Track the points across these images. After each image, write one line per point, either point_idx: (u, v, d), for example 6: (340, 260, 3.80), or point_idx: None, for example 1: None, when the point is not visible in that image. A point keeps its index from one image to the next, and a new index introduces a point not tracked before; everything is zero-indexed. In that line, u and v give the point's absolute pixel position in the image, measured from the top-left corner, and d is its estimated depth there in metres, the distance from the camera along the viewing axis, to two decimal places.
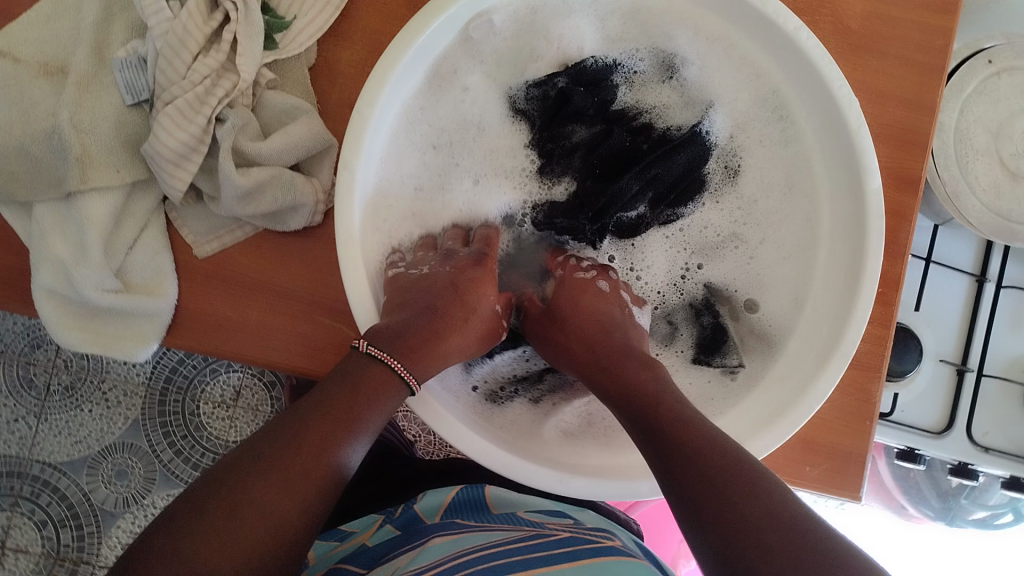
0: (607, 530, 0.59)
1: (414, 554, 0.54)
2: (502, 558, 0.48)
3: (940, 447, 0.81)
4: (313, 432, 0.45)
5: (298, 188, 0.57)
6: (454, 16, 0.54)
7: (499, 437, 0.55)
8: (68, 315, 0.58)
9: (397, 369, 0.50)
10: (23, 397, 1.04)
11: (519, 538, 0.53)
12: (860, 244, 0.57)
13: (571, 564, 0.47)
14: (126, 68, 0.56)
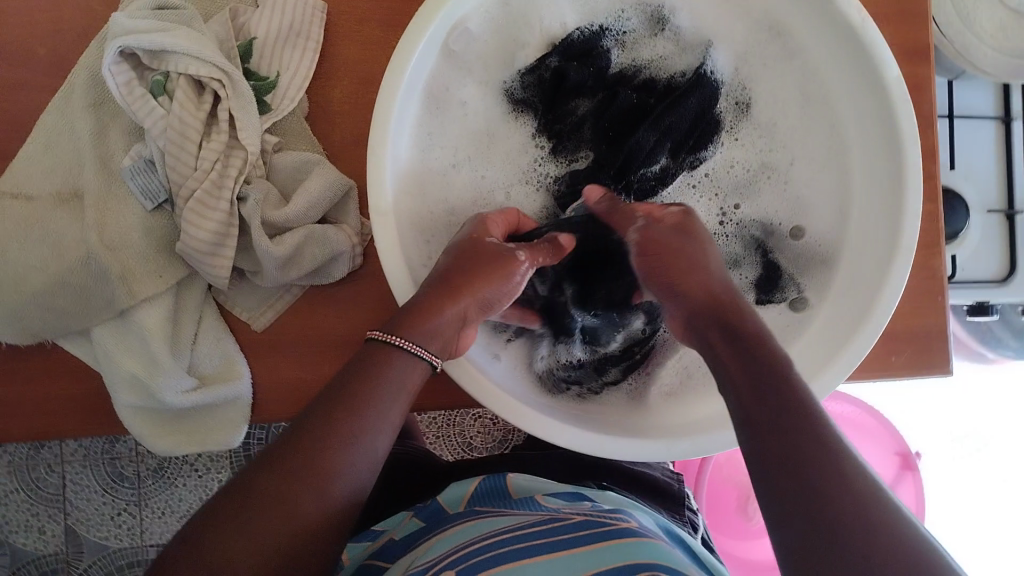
0: (626, 512, 0.56)
1: (439, 537, 0.54)
2: (518, 550, 0.47)
3: (1010, 292, 0.81)
4: (330, 427, 0.41)
5: (334, 238, 0.57)
6: (431, 39, 0.54)
7: (584, 418, 0.56)
8: (157, 425, 0.60)
9: (394, 342, 0.46)
10: (119, 491, 1.06)
11: (536, 524, 0.51)
12: (892, 135, 0.56)
13: (589, 548, 0.47)
14: (137, 174, 0.56)
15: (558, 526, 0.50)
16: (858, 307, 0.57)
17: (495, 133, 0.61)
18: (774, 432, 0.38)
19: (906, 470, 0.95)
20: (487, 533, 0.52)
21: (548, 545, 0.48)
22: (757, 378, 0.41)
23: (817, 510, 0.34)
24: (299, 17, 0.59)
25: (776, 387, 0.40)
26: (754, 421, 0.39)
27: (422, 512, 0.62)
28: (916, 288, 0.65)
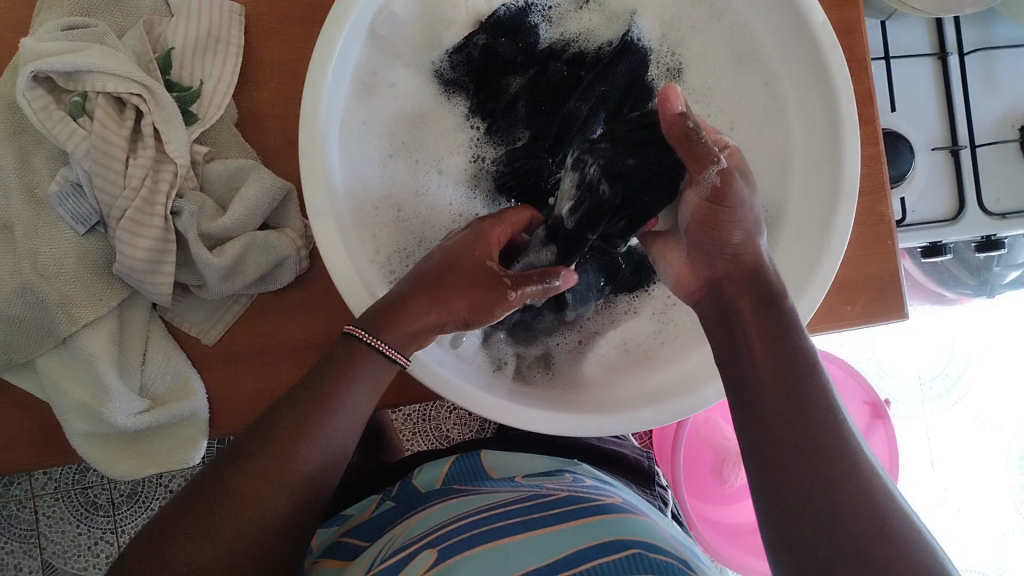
0: (606, 486, 0.59)
1: (416, 518, 0.56)
2: (508, 530, 0.49)
3: (959, 230, 0.81)
4: (283, 430, 0.45)
5: (276, 244, 0.57)
6: (355, 23, 0.53)
7: (539, 397, 0.55)
8: (111, 450, 0.59)
9: (370, 343, 0.47)
10: (93, 520, 1.05)
11: (525, 500, 0.54)
12: (823, 76, 0.56)
13: (576, 523, 0.49)
14: (66, 200, 0.54)
15: (535, 505, 0.52)
16: (804, 260, 0.56)
17: (429, 111, 0.60)
18: (794, 441, 0.42)
19: (876, 420, 0.96)
20: (457, 516, 0.53)
21: (523, 526, 0.49)
22: (782, 370, 0.44)
23: (814, 506, 0.39)
24: (216, 22, 0.57)
25: (797, 395, 0.43)
26: (768, 429, 0.43)
27: (395, 495, 0.62)
28: (863, 234, 0.66)
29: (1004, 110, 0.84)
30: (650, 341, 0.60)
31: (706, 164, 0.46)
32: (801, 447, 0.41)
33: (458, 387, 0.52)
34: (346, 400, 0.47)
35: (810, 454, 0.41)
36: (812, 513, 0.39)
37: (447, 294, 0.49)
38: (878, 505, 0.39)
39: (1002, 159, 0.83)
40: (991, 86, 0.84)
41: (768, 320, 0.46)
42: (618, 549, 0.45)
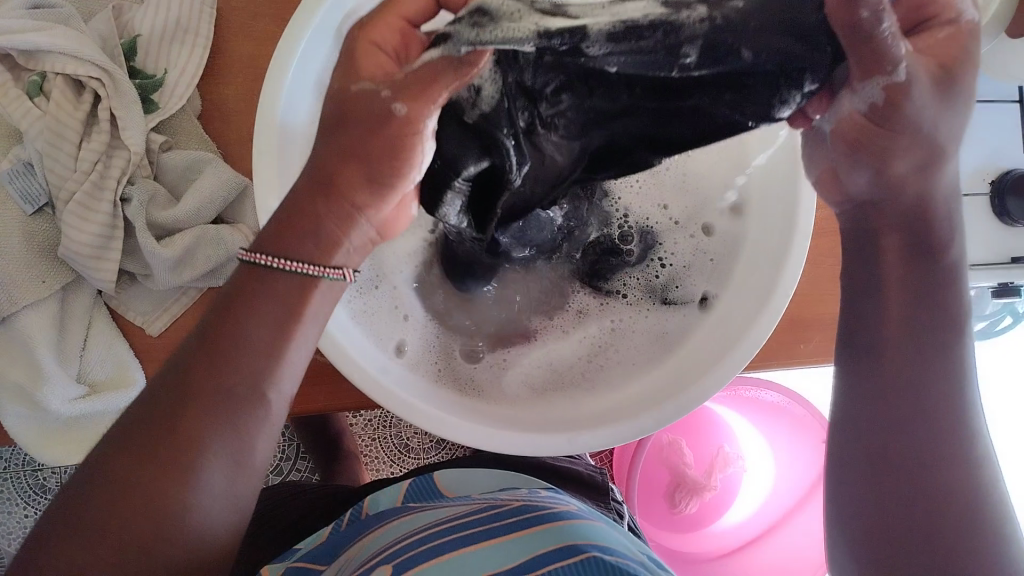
0: (561, 496, 0.57)
1: (371, 537, 0.53)
2: (441, 539, 0.47)
3: None
4: (177, 422, 0.39)
5: (227, 240, 0.56)
6: (320, 27, 0.52)
7: (491, 413, 0.54)
8: (44, 435, 0.57)
9: (260, 261, 0.41)
10: (41, 503, 1.03)
11: (470, 513, 0.52)
12: None
13: (513, 535, 0.47)
14: (16, 178, 0.54)
15: (490, 517, 0.50)
16: (756, 292, 0.55)
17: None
18: (911, 440, 0.44)
19: None
20: (409, 531, 0.50)
21: (478, 536, 0.47)
22: (910, 342, 0.45)
23: (906, 502, 0.43)
24: (186, 12, 0.57)
25: (926, 383, 0.44)
26: (898, 415, 0.45)
27: (348, 520, 0.60)
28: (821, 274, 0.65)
29: (975, 162, 0.84)
30: (605, 356, 0.59)
31: (876, 75, 0.37)
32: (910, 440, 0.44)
33: (401, 398, 0.50)
34: (245, 369, 0.40)
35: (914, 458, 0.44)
36: (915, 515, 0.43)
37: (336, 160, 0.41)
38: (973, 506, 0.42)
39: (970, 210, 0.83)
40: (965, 138, 0.84)
41: (915, 297, 0.45)
42: (576, 551, 0.43)
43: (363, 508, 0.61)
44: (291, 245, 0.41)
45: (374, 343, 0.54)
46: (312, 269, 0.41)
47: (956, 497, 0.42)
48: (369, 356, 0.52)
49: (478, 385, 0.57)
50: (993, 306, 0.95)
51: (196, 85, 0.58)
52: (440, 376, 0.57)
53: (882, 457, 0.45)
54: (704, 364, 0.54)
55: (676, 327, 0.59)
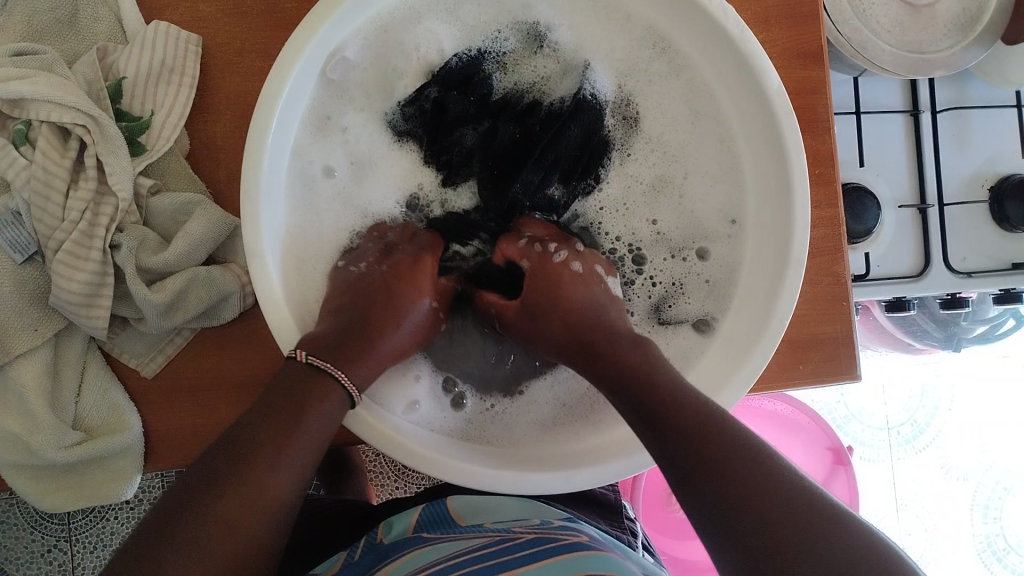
0: (574, 525, 0.53)
1: (387, 569, 0.50)
2: (453, 574, 0.45)
3: (923, 287, 0.81)
4: (256, 445, 0.45)
5: (219, 280, 0.56)
6: (302, 71, 0.52)
7: (487, 453, 0.54)
8: (44, 482, 0.58)
9: (340, 378, 0.48)
10: (48, 528, 1.02)
11: (481, 546, 0.49)
12: (772, 128, 0.56)
13: (525, 568, 0.45)
14: (5, 229, 0.53)
15: (511, 548, 0.48)
16: (743, 341, 0.56)
17: (385, 168, 0.59)
18: (741, 495, 0.41)
19: (839, 466, 0.95)
20: (429, 563, 0.48)
21: (494, 569, 0.45)
22: (672, 406, 0.46)
23: (755, 525, 0.40)
24: (170, 52, 0.56)
25: (701, 429, 0.44)
26: (714, 482, 0.42)
27: (361, 547, 0.56)
28: (818, 294, 0.65)
29: (974, 169, 0.83)
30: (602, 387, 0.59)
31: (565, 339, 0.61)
32: (737, 503, 0.41)
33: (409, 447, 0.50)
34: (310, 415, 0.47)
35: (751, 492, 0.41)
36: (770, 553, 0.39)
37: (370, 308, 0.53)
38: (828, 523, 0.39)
39: (970, 218, 0.82)
40: (962, 145, 0.83)
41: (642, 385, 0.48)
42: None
43: (377, 534, 0.57)
44: (356, 369, 0.49)
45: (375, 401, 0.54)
46: (341, 376, 0.48)
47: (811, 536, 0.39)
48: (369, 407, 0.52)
49: (484, 421, 0.57)
50: (995, 310, 0.95)
51: (184, 125, 0.58)
52: (442, 423, 0.56)
53: (737, 535, 0.41)
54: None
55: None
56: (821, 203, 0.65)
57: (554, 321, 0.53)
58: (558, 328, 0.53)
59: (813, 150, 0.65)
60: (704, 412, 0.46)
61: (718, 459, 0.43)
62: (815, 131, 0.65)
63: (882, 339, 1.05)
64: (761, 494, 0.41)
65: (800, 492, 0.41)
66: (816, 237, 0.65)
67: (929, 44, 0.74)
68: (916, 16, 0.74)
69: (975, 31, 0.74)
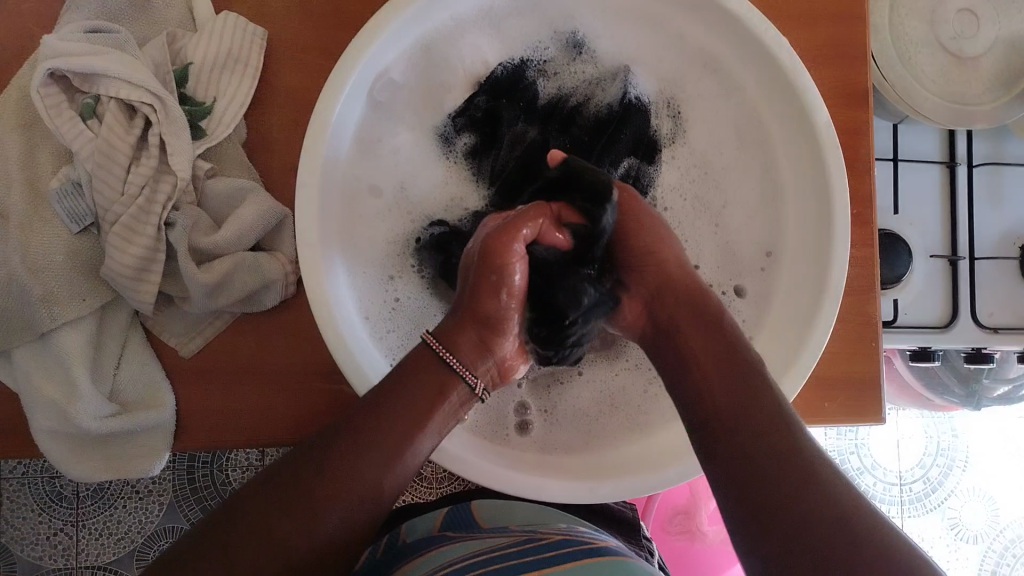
0: (599, 532, 0.54)
1: (409, 567, 0.51)
2: (483, 567, 0.46)
3: (950, 338, 0.81)
4: (373, 440, 0.43)
5: (265, 267, 0.57)
6: (355, 84, 0.54)
7: (529, 463, 0.57)
8: (71, 448, 0.58)
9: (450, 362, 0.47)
10: (56, 511, 1.03)
11: (511, 543, 0.50)
12: (818, 158, 0.58)
13: (552, 568, 0.45)
14: (65, 198, 0.55)
15: (533, 548, 0.48)
16: (777, 366, 0.58)
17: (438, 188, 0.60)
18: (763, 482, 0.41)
19: None
20: (453, 558, 0.49)
21: (521, 566, 0.46)
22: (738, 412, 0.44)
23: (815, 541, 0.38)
24: (239, 41, 0.58)
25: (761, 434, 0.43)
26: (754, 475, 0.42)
27: (384, 545, 0.58)
28: (849, 333, 0.66)
29: (1008, 226, 0.84)
30: (631, 407, 0.61)
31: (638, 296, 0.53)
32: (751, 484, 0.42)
33: (468, 462, 0.54)
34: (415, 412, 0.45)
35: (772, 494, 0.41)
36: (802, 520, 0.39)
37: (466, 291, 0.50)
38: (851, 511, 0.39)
39: (1000, 274, 0.83)
40: (996, 201, 0.84)
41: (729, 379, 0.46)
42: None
43: (399, 534, 0.59)
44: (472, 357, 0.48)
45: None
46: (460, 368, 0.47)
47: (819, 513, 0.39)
48: None
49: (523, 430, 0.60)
50: (1017, 369, 0.94)
51: (244, 115, 0.59)
52: (500, 437, 0.59)
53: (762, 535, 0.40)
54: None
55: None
56: (858, 243, 0.66)
57: (467, 320, 0.48)
58: (472, 329, 0.48)
59: (853, 190, 0.66)
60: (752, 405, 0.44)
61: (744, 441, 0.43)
62: (857, 171, 0.66)
63: (903, 392, 1.06)
64: (803, 488, 0.40)
65: (826, 484, 0.40)
66: (850, 276, 0.66)
67: (971, 96, 0.75)
68: (961, 68, 0.76)
69: (1017, 88, 0.75)
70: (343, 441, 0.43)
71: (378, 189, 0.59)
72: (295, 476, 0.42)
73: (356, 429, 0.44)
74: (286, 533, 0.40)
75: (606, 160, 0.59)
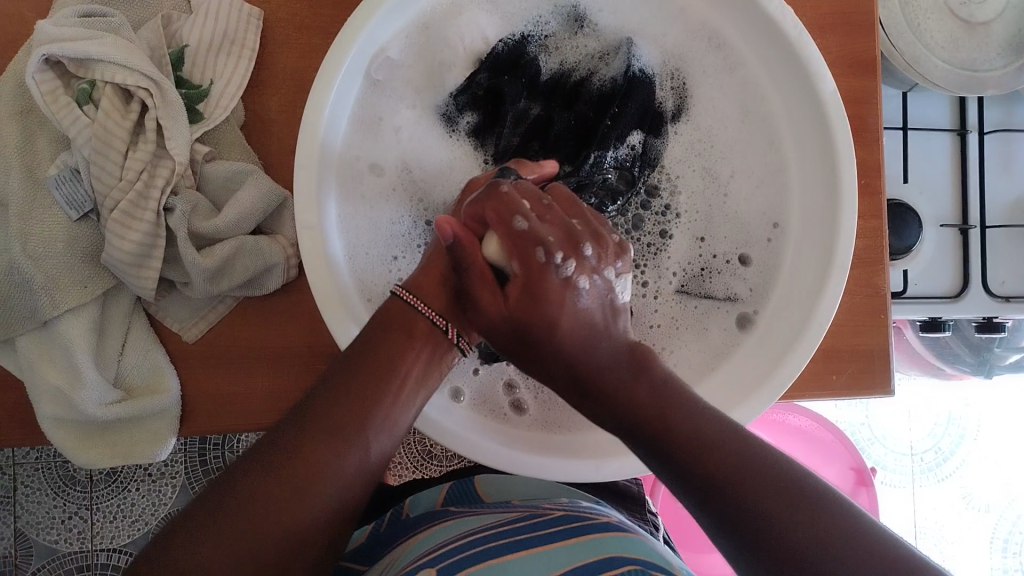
0: (603, 505, 0.54)
1: (413, 541, 0.51)
2: (485, 545, 0.46)
3: (959, 308, 0.80)
4: (350, 402, 0.45)
5: (265, 250, 0.56)
6: (352, 65, 0.54)
7: (533, 442, 0.57)
8: (79, 436, 0.59)
9: (414, 305, 0.48)
10: (70, 495, 1.04)
11: (514, 519, 0.50)
12: (823, 131, 0.57)
13: (556, 544, 0.45)
14: (63, 184, 0.55)
15: (539, 523, 0.48)
16: (784, 340, 0.58)
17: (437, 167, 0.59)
18: (744, 509, 0.41)
19: (861, 486, 0.94)
20: (456, 534, 0.49)
21: (524, 543, 0.46)
22: (668, 418, 0.45)
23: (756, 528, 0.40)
24: (234, 22, 0.57)
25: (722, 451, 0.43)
26: (722, 502, 0.42)
27: (388, 519, 0.57)
28: (857, 305, 0.65)
29: (1019, 193, 0.83)
30: None
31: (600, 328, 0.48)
32: (730, 496, 0.41)
33: (468, 440, 0.54)
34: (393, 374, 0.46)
35: (764, 519, 0.40)
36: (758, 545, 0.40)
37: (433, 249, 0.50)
38: (840, 509, 0.40)
39: (1011, 242, 0.82)
40: (1007, 168, 0.83)
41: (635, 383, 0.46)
42: (618, 564, 0.42)
43: (403, 509, 0.58)
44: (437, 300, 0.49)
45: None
46: (427, 310, 0.48)
47: (807, 512, 0.39)
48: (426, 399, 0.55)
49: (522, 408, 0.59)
50: None
51: (241, 97, 0.58)
52: (501, 416, 0.58)
53: (744, 552, 0.41)
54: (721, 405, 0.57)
55: (712, 355, 0.61)
56: (866, 214, 0.65)
57: (432, 263, 0.49)
58: (439, 269, 0.49)
59: (861, 160, 0.65)
60: (685, 424, 0.44)
61: (732, 467, 0.42)
62: (865, 141, 0.65)
63: (914, 363, 1.05)
64: (773, 515, 0.40)
65: (805, 502, 0.40)
66: (858, 247, 0.65)
67: (981, 61, 0.74)
68: (971, 33, 0.74)
69: None
70: (323, 420, 0.44)
71: (378, 168, 0.58)
72: (283, 462, 0.43)
73: (334, 407, 0.45)
74: (280, 519, 0.41)
75: (614, 134, 0.57)
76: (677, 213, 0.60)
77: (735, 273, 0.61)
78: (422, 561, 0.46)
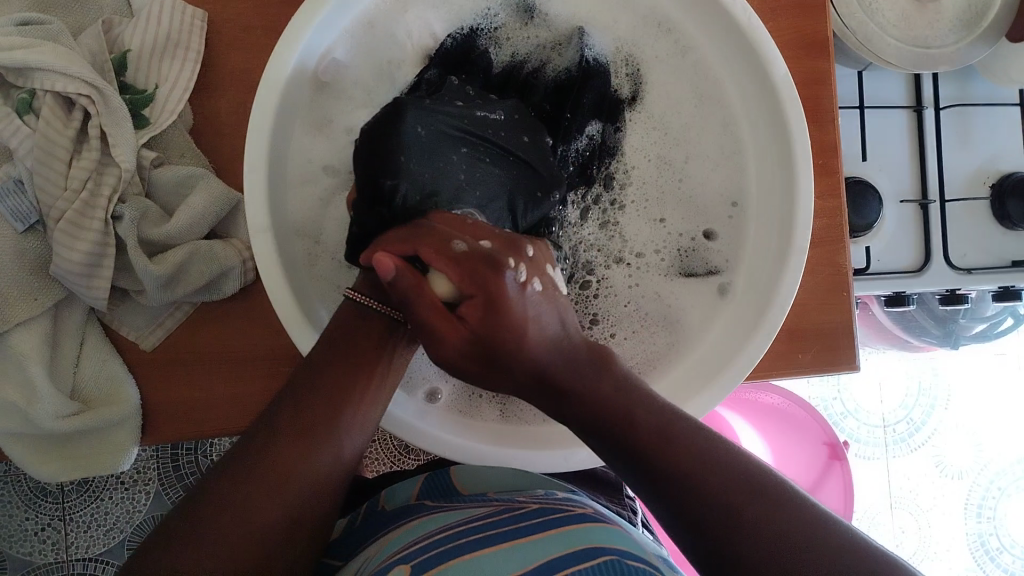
0: (581, 499, 0.52)
1: (386, 539, 0.51)
2: (451, 545, 0.45)
3: (923, 282, 0.80)
4: (281, 440, 0.42)
5: (219, 255, 0.56)
6: (297, 65, 0.53)
7: (497, 435, 0.57)
8: (42, 450, 0.59)
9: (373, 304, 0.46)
10: (42, 507, 1.03)
11: (483, 516, 0.49)
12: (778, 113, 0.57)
13: (522, 540, 0.44)
14: (7, 197, 0.54)
15: (507, 518, 0.48)
16: (747, 320, 0.58)
17: None
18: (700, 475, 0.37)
19: (834, 461, 0.94)
20: (427, 534, 0.48)
21: (492, 540, 0.45)
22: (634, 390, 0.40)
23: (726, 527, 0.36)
24: (177, 25, 0.56)
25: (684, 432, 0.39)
26: (671, 459, 0.38)
27: (365, 513, 0.57)
28: (817, 285, 0.65)
29: (977, 167, 0.83)
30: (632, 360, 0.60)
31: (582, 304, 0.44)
32: (681, 457, 0.38)
33: (430, 433, 0.54)
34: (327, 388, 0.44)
35: (725, 501, 0.36)
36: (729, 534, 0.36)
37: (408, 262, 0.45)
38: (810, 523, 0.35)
39: (971, 215, 0.82)
40: (964, 142, 0.83)
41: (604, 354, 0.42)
42: (592, 556, 0.41)
43: (379, 502, 0.58)
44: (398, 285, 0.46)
45: (402, 386, 0.58)
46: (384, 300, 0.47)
47: (784, 506, 0.36)
48: (404, 404, 0.55)
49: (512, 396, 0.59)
50: (992, 307, 0.94)
51: (189, 100, 0.58)
52: (477, 409, 0.59)
53: (674, 500, 0.38)
54: (691, 389, 0.57)
55: (698, 320, 0.60)
56: (824, 193, 0.65)
57: None
58: None
59: (816, 140, 0.65)
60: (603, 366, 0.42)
61: (717, 474, 0.37)
62: (819, 121, 0.65)
63: (882, 338, 1.06)
64: (724, 501, 0.36)
65: (749, 486, 0.37)
66: (817, 227, 0.65)
67: (934, 38, 0.74)
68: (923, 10, 0.74)
69: (978, 27, 0.74)
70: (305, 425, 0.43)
71: (333, 171, 0.58)
72: (261, 452, 0.42)
73: (302, 408, 0.43)
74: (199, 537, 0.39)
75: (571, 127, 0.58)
76: (622, 203, 0.60)
77: (699, 249, 0.61)
78: (392, 561, 0.46)
